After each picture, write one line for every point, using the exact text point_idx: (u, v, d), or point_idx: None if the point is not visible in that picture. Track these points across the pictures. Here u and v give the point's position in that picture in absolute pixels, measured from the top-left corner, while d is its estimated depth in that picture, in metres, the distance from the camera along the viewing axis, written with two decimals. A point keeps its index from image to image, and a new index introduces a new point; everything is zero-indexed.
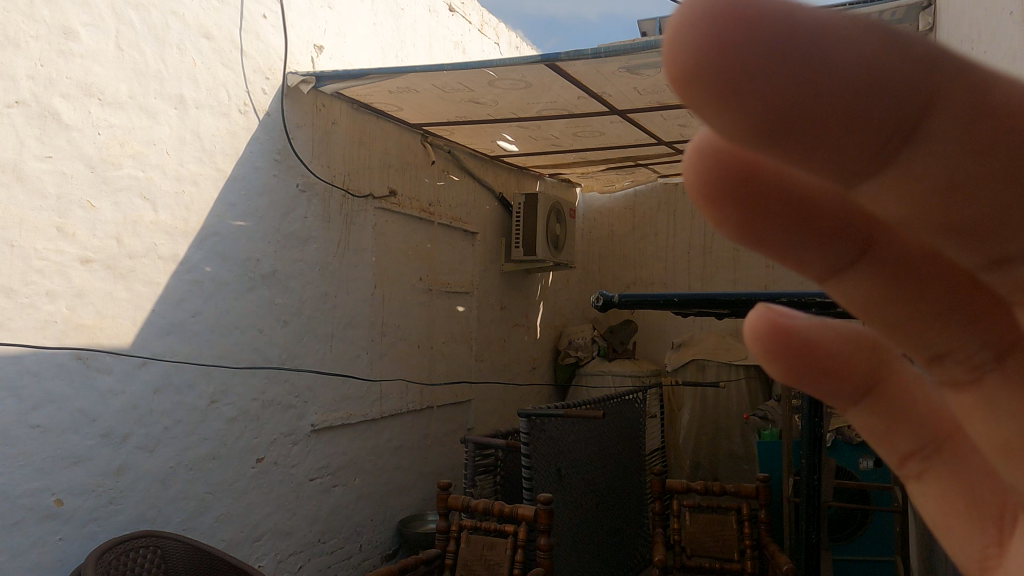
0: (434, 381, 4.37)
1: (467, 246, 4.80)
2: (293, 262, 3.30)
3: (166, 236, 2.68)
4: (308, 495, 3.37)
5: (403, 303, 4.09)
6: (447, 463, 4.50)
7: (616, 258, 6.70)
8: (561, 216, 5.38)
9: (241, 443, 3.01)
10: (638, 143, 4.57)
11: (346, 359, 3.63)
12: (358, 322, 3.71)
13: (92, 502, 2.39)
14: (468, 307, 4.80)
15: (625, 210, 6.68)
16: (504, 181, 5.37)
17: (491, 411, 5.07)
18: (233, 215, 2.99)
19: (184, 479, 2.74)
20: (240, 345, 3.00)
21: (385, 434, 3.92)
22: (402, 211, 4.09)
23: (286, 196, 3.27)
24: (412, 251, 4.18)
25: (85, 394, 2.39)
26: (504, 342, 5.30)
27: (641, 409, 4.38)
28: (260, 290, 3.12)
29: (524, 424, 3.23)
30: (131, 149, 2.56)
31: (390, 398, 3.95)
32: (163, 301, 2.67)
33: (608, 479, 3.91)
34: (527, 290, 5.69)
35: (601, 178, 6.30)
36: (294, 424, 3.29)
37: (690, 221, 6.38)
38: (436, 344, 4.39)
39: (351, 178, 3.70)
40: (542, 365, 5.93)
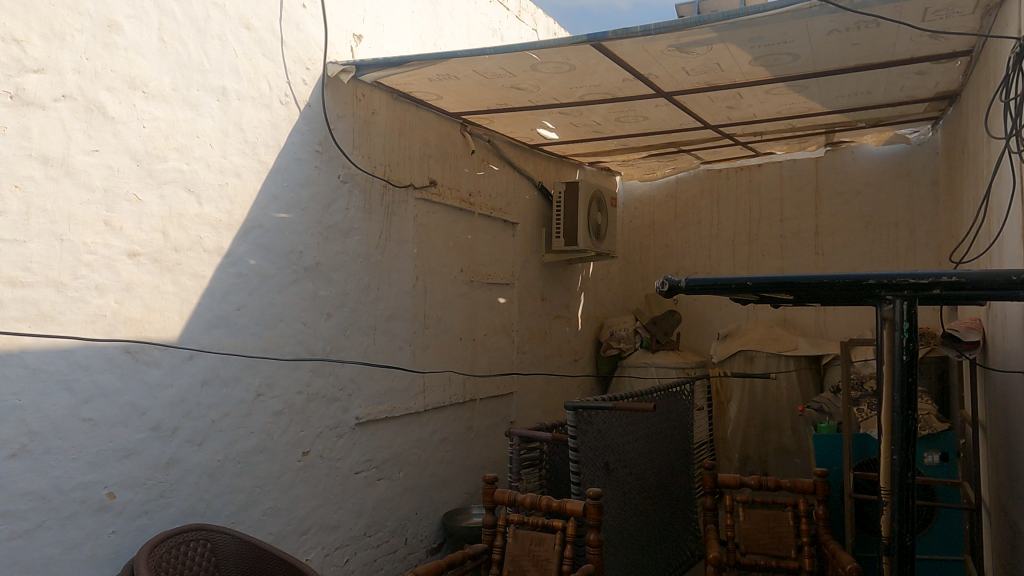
0: (477, 373, 4.32)
1: (508, 236, 4.73)
2: (335, 254, 3.28)
3: (210, 229, 2.67)
4: (354, 488, 3.36)
5: (445, 295, 4.04)
6: (491, 456, 4.46)
7: (658, 248, 6.56)
8: (603, 206, 5.25)
9: (288, 436, 3.00)
10: (683, 127, 4.43)
11: (390, 352, 3.59)
12: (401, 315, 3.68)
13: (143, 495, 2.40)
14: (510, 298, 4.73)
15: (667, 198, 6.53)
16: (544, 170, 5.28)
17: (533, 403, 5.01)
18: (277, 207, 2.97)
19: (233, 472, 2.74)
20: (284, 337, 2.99)
21: (429, 427, 3.89)
22: (443, 202, 4.04)
23: (328, 187, 3.24)
24: (454, 242, 4.13)
25: (134, 387, 2.39)
26: (546, 333, 5.23)
27: (688, 401, 4.26)
28: (304, 283, 3.10)
29: (572, 416, 3.15)
30: (175, 142, 2.55)
31: (434, 391, 3.92)
32: (208, 294, 2.66)
33: (657, 474, 3.80)
34: (568, 280, 5.60)
35: (643, 166, 6.16)
36: (339, 417, 3.27)
37: (735, 208, 6.20)
38: (478, 336, 4.34)
39: (392, 169, 3.66)
40: (584, 357, 5.83)
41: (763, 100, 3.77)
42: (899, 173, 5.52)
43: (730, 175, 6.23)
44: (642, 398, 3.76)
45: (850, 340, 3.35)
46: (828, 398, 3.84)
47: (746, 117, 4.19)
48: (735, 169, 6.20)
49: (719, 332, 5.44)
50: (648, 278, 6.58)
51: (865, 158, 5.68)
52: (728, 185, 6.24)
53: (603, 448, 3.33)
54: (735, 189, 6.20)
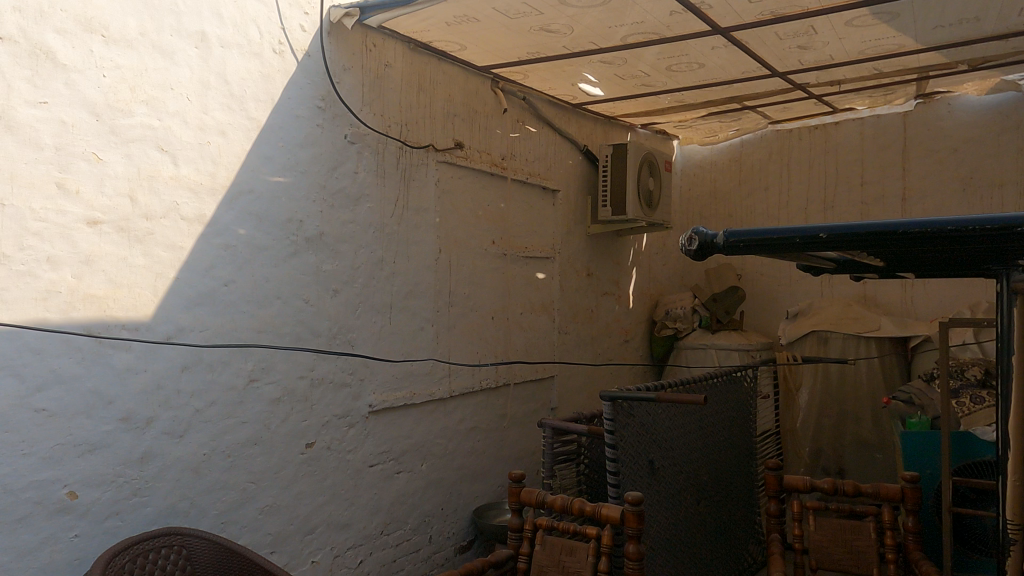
0: (512, 356, 3.93)
1: (547, 205, 4.30)
2: (342, 223, 2.93)
3: (189, 194, 2.36)
4: (368, 483, 3.04)
5: (474, 271, 3.65)
6: (528, 446, 4.08)
7: (719, 218, 5.97)
8: (656, 170, 4.72)
9: (287, 426, 2.69)
10: (747, 75, 3.87)
11: (409, 333, 3.24)
12: (421, 291, 3.31)
13: (111, 494, 2.13)
14: (550, 274, 4.31)
15: (731, 163, 5.92)
16: (589, 133, 4.79)
17: (577, 388, 4.59)
18: (271, 170, 2.64)
19: (222, 467, 2.45)
20: (283, 317, 2.67)
21: (457, 416, 3.54)
22: (471, 166, 3.63)
23: (332, 148, 2.89)
24: (484, 211, 3.73)
25: (99, 373, 2.11)
26: (592, 312, 4.78)
27: (750, 388, 3.75)
28: (305, 255, 2.77)
29: (609, 408, 2.71)
30: (143, 94, 2.23)
31: (461, 376, 3.55)
32: (188, 268, 2.36)
33: (710, 471, 3.34)
34: (618, 253, 5.12)
35: (703, 127, 5.58)
36: (349, 404, 2.95)
37: (808, 172, 5.54)
38: (513, 314, 3.95)
39: (409, 128, 3.27)
40: (636, 338, 5.35)
41: (843, 36, 3.19)
42: (1004, 126, 4.77)
43: (803, 135, 5.57)
44: (694, 385, 3.29)
45: (951, 319, 2.77)
46: (919, 389, 3.24)
47: (821, 60, 3.59)
48: (808, 128, 5.53)
49: (788, 311, 4.87)
50: None
51: (963, 110, 4.93)
52: (799, 147, 5.58)
53: (646, 444, 2.89)
54: (809, 151, 5.54)
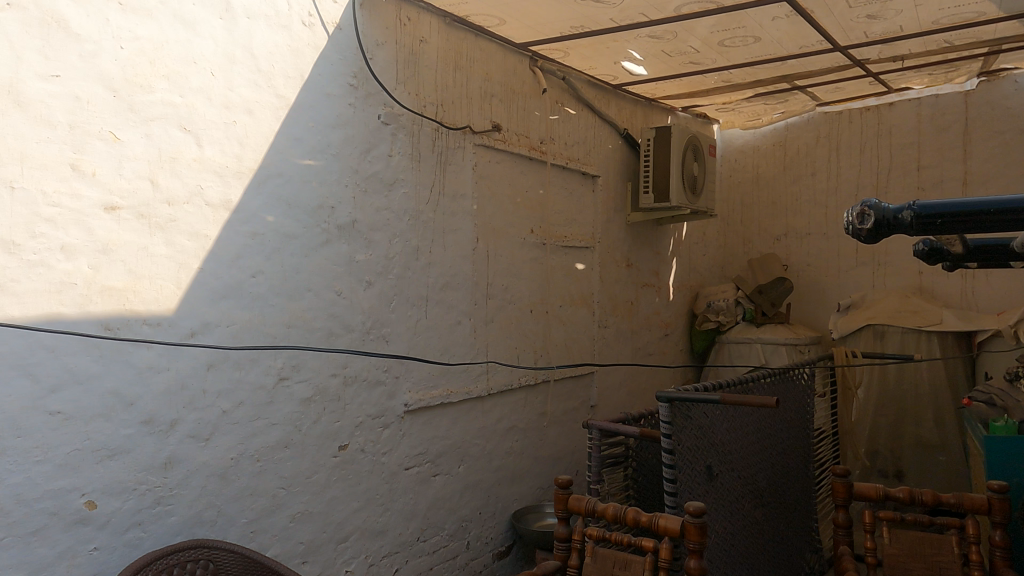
0: (552, 351, 3.72)
1: (587, 191, 4.07)
2: (376, 210, 2.73)
3: (214, 177, 2.18)
4: (403, 487, 2.86)
5: (513, 261, 3.45)
6: (567, 446, 3.87)
7: (762, 206, 5.69)
8: (700, 154, 4.46)
9: (319, 428, 2.51)
10: (805, 50, 3.60)
11: (445, 327, 3.05)
12: (458, 283, 3.11)
13: (133, 503, 1.97)
14: (590, 264, 4.09)
15: (775, 148, 5.63)
16: (629, 115, 4.55)
17: (617, 385, 4.37)
18: (301, 152, 2.45)
19: (251, 472, 2.27)
20: (314, 310, 2.49)
21: (495, 415, 3.34)
22: (510, 149, 3.42)
23: (365, 129, 2.69)
24: (522, 198, 3.52)
25: (118, 372, 1.94)
26: (632, 305, 4.55)
27: (808, 386, 3.51)
28: (337, 244, 2.58)
29: (667, 409, 2.51)
30: (164, 68, 2.05)
31: (499, 372, 3.35)
32: (214, 257, 2.18)
33: (768, 476, 3.11)
34: (658, 243, 4.88)
35: (747, 110, 5.30)
36: (383, 404, 2.76)
37: (858, 157, 5.24)
38: (553, 307, 3.74)
39: (446, 109, 3.06)
40: (676, 331, 5.12)
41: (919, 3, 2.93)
42: None
43: (853, 117, 5.26)
44: (751, 383, 3.06)
45: None
46: (1000, 389, 3.04)
47: (889, 32, 3.32)
48: (860, 110, 5.23)
49: (841, 303, 4.60)
50: (750, 241, 5.73)
51: None
52: (849, 130, 5.28)
53: (704, 448, 2.68)
54: (860, 134, 5.23)
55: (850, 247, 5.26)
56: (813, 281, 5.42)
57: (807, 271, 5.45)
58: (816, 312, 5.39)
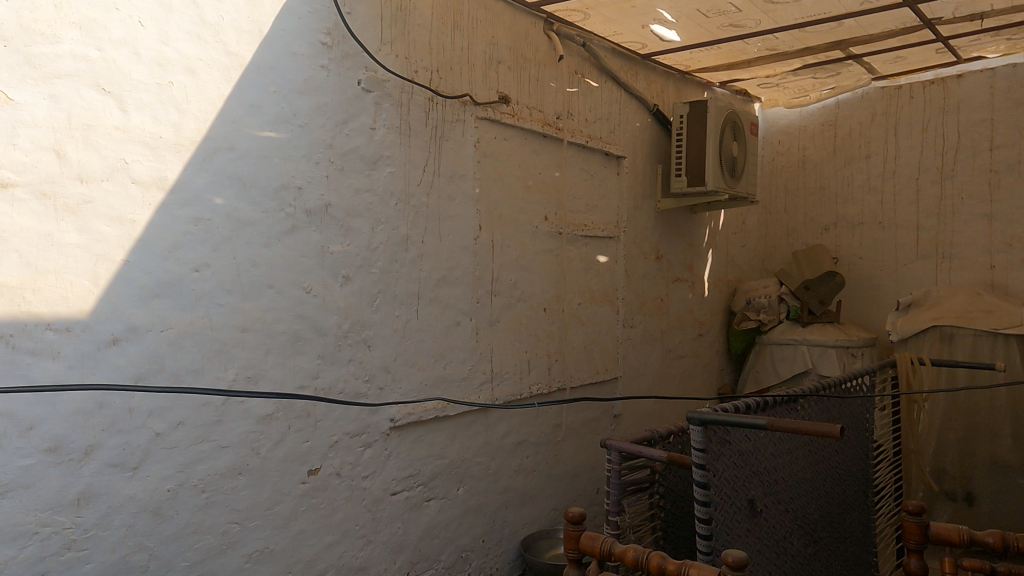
0: (568, 355, 3.28)
1: (611, 174, 3.62)
2: (356, 192, 2.33)
3: (144, 150, 1.80)
4: (390, 515, 2.45)
5: (523, 253, 3.01)
6: (586, 461, 3.43)
7: (808, 192, 5.15)
8: (740, 132, 3.95)
9: (283, 450, 2.11)
10: (867, 6, 3.10)
11: (441, 330, 2.63)
12: (456, 278, 2.69)
13: (34, 549, 1.60)
14: (613, 257, 3.62)
15: (824, 127, 5.08)
16: (659, 90, 4.06)
17: (643, 392, 3.91)
18: (259, 122, 2.05)
19: (194, 506, 1.89)
20: (275, 311, 2.09)
21: (501, 429, 2.92)
22: (519, 124, 2.98)
23: (342, 97, 2.28)
24: (534, 181, 3.08)
25: (12, 389, 1.57)
26: (662, 302, 4.08)
27: (867, 399, 3.01)
28: (306, 232, 2.18)
29: (700, 434, 2.05)
30: (74, 14, 1.67)
31: (506, 380, 2.92)
32: (143, 247, 1.79)
33: (821, 508, 2.63)
34: (691, 233, 4.39)
35: (792, 85, 4.77)
36: (365, 420, 2.36)
37: (921, 136, 4.66)
38: (570, 305, 3.29)
39: (443, 76, 2.63)
40: (711, 331, 4.63)
41: None
42: None
43: (915, 92, 4.68)
44: (801, 398, 2.57)
45: None
46: None
47: None
48: (922, 83, 4.65)
49: (900, 302, 4.09)
50: (795, 231, 5.20)
51: None
52: (910, 106, 4.70)
53: (746, 479, 2.22)
54: (923, 110, 4.65)
55: (910, 238, 4.70)
56: (866, 275, 4.87)
57: (860, 264, 4.90)
58: (870, 310, 4.85)
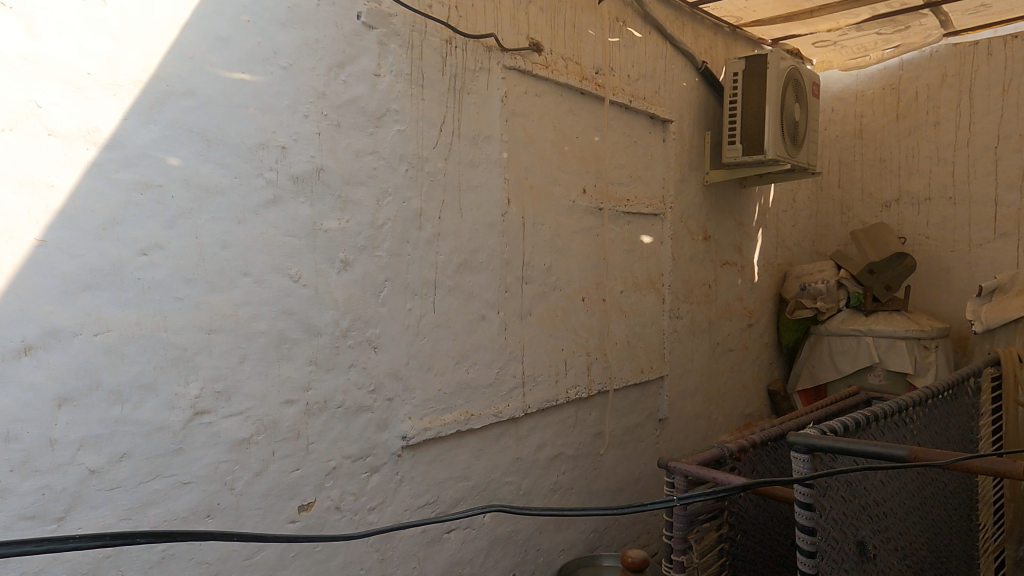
0: (610, 352, 2.81)
1: (656, 141, 3.11)
2: (356, 154, 1.85)
3: (66, 91, 1.33)
4: (403, 553, 2.00)
5: (558, 232, 2.53)
6: (629, 473, 2.97)
7: (867, 165, 4.62)
8: (802, 92, 3.42)
9: (266, 483, 1.66)
10: None
11: (463, 325, 2.16)
12: (481, 262, 2.21)
13: None
14: (659, 237, 3.13)
15: (885, 92, 4.53)
16: (707, 45, 3.54)
17: (690, 391, 3.43)
18: (228, 61, 1.57)
19: (146, 562, 1.45)
20: (253, 306, 1.63)
21: (534, 441, 2.46)
22: (554, 77, 2.48)
23: (337, 33, 1.80)
24: (571, 146, 2.59)
25: None
26: (710, 289, 3.59)
27: (972, 405, 2.51)
28: (292, 205, 1.71)
29: (806, 465, 1.57)
30: None
31: (539, 384, 2.45)
32: (66, 224, 1.33)
33: (929, 540, 2.15)
34: (741, 210, 3.88)
35: (852, 43, 4.22)
36: (371, 439, 1.90)
37: (1001, 98, 4.09)
38: (611, 294, 2.81)
39: (463, 15, 2.14)
40: (761, 321, 4.13)
41: None
42: None
43: (994, 48, 4.11)
44: (912, 409, 2.07)
45: None
46: None
47: None
48: (1003, 38, 4.08)
49: (984, 287, 3.57)
50: (850, 209, 4.68)
51: None
52: (988, 65, 4.13)
53: (855, 517, 1.74)
54: (1004, 68, 4.08)
55: (986, 214, 4.16)
56: (935, 257, 4.35)
57: (927, 245, 4.38)
58: (939, 296, 4.33)
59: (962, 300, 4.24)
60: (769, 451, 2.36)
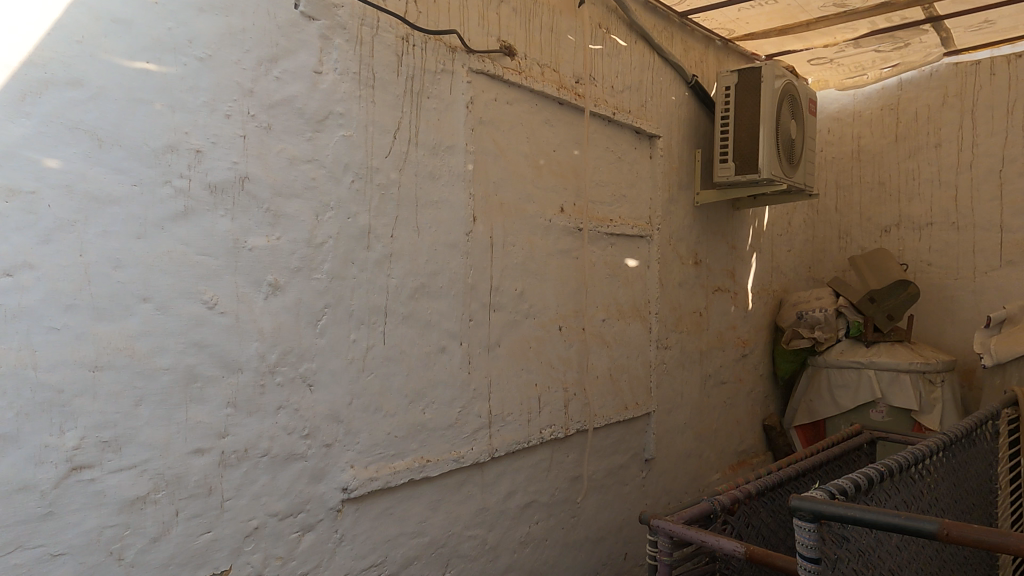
0: (590, 387, 2.54)
1: (642, 157, 2.89)
2: (290, 162, 1.60)
3: None
4: None
5: (532, 254, 2.28)
6: (612, 520, 2.69)
7: (866, 188, 4.41)
8: (798, 109, 3.22)
9: (166, 550, 1.38)
10: None
11: (418, 359, 1.90)
12: (441, 287, 1.96)
13: None
14: (645, 261, 2.89)
15: (883, 112, 4.34)
16: (698, 58, 3.34)
17: (679, 428, 3.17)
18: (128, 47, 1.33)
19: None
20: (154, 337, 1.36)
21: (503, 488, 2.18)
22: (528, 84, 2.25)
23: (269, 22, 1.57)
24: (546, 160, 2.35)
25: None
26: (701, 317, 3.34)
27: (990, 450, 2.25)
28: (208, 218, 1.45)
29: (812, 536, 1.31)
30: None
31: (509, 424, 2.18)
32: None
33: None
34: (734, 234, 3.66)
35: (849, 61, 4.04)
36: (304, 492, 1.63)
37: (1006, 120, 3.90)
38: (592, 323, 2.56)
39: (424, 11, 1.91)
40: (756, 351, 3.88)
41: None
42: None
43: (997, 67, 3.93)
44: (930, 460, 1.81)
45: None
46: None
47: None
48: (1006, 57, 3.90)
49: (992, 318, 3.34)
50: (848, 234, 4.47)
51: None
52: (991, 84, 3.95)
53: None
54: (1008, 88, 3.90)
55: (991, 240, 3.95)
56: (939, 285, 4.12)
57: (929, 272, 4.15)
58: (944, 326, 4.10)
59: (968, 330, 4.01)
60: (765, 502, 2.10)
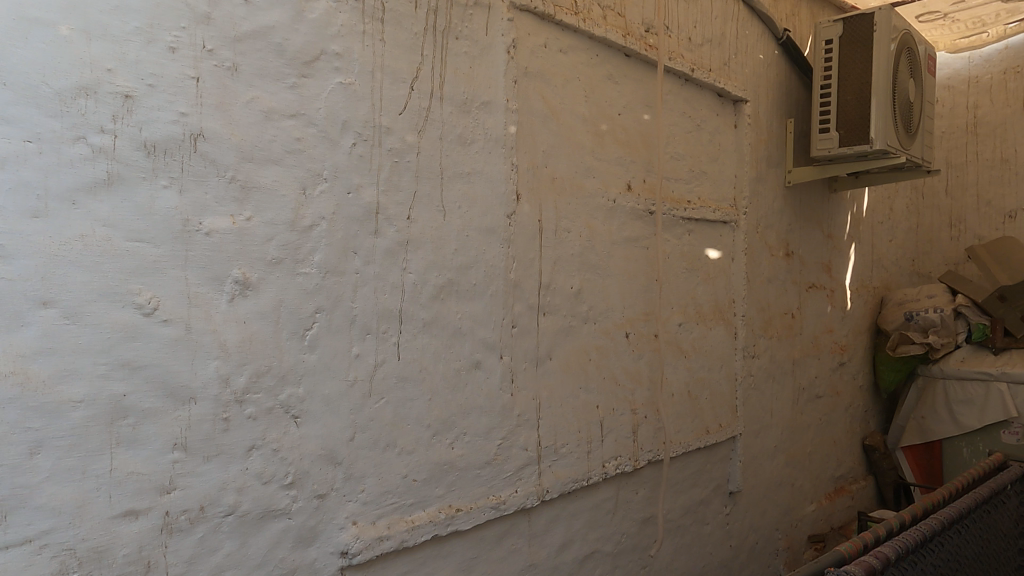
0: (664, 407, 2.06)
1: (724, 124, 2.38)
2: (265, 116, 1.19)
3: None
4: None
5: (592, 243, 1.81)
6: (690, 568, 2.20)
7: (985, 167, 3.75)
8: (916, 65, 2.63)
9: None
10: None
11: (445, 379, 1.46)
12: (475, 285, 1.52)
13: None
14: (729, 252, 2.38)
15: (1007, 76, 3.67)
16: (789, 10, 2.79)
17: (770, 453, 2.64)
18: None
19: None
20: (58, 357, 0.97)
21: (555, 539, 1.73)
22: (586, 28, 1.78)
23: None
24: (609, 125, 1.88)
25: None
26: (793, 318, 2.80)
27: None
28: (141, 191, 1.04)
29: None
30: None
31: (563, 458, 1.73)
32: None
33: None
34: (830, 219, 3.09)
35: (968, 15, 3.39)
36: (286, 561, 1.21)
37: None
38: (666, 327, 2.07)
39: None
40: (855, 358, 3.30)
41: None
42: None
43: None
44: None
45: None
46: None
47: None
48: None
49: None
50: (962, 221, 3.82)
51: None
52: None
53: None
54: None
55: None
56: None
57: None
58: None
59: None
60: (906, 569, 1.57)
